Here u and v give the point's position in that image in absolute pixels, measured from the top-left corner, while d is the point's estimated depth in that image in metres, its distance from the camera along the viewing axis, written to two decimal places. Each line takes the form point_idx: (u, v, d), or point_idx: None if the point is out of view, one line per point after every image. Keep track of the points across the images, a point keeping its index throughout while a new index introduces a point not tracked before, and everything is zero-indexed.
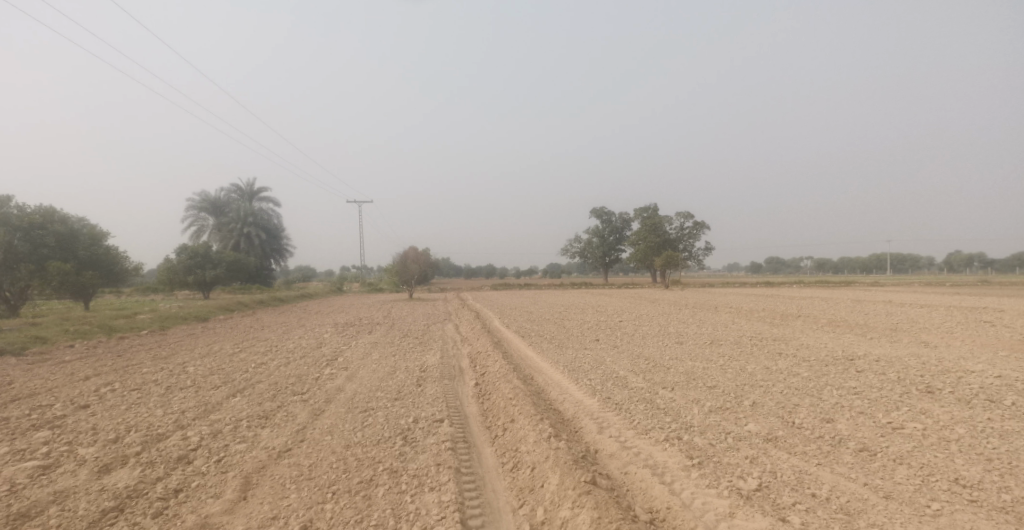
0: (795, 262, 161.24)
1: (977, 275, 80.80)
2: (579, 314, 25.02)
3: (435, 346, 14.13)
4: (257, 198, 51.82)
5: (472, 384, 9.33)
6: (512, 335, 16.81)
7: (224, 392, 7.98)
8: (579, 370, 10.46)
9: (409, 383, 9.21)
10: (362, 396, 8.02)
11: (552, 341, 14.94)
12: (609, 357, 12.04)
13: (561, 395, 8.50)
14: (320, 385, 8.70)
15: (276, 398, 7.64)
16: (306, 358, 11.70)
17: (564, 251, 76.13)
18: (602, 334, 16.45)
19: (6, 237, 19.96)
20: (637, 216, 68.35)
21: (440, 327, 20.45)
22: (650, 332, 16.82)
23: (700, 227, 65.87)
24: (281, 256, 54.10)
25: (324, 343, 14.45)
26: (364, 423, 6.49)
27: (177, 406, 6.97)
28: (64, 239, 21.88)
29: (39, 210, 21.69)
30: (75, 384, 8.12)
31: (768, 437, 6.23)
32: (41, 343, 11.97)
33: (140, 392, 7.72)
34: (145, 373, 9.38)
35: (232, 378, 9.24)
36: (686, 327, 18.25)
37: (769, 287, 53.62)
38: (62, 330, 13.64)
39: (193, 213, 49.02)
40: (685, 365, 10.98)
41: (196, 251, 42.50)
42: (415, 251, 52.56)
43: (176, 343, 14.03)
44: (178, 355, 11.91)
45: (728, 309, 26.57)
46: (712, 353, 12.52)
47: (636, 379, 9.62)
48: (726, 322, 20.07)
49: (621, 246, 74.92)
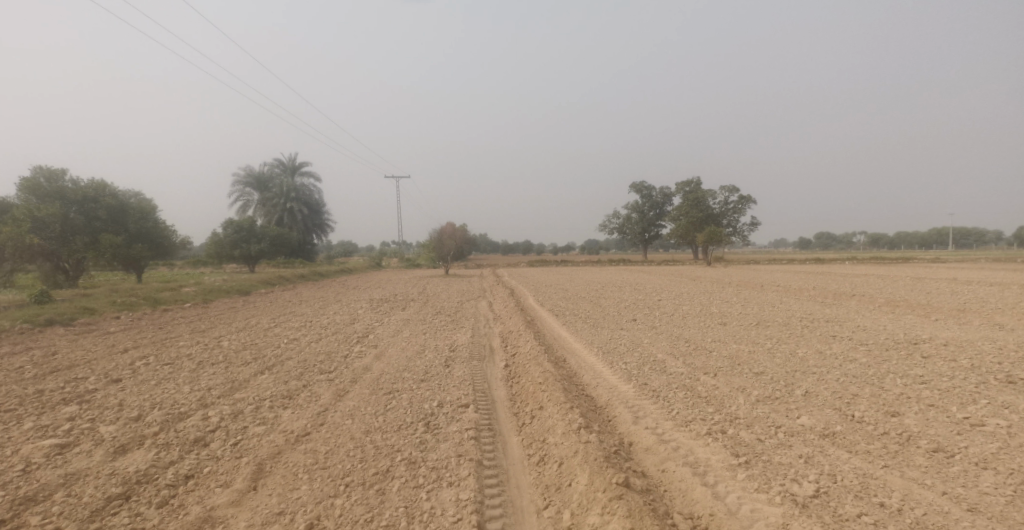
0: (848, 238, 152.53)
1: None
2: (616, 292, 24.26)
3: (466, 324, 13.90)
4: (299, 173, 52.89)
5: (501, 366, 9.00)
6: (545, 313, 16.40)
7: (252, 369, 7.95)
8: (614, 352, 9.94)
9: (437, 363, 8.97)
10: (388, 377, 7.83)
11: (586, 320, 14.42)
12: (647, 338, 11.43)
13: (594, 379, 8.03)
14: (347, 364, 8.58)
15: (302, 377, 7.52)
16: (337, 335, 11.69)
17: (602, 226, 74.62)
18: (639, 313, 15.78)
19: (62, 210, 20.96)
20: (680, 190, 65.98)
21: (473, 303, 20.26)
22: (691, 312, 16.02)
23: (746, 202, 62.96)
24: (322, 232, 55.33)
25: (357, 320, 14.48)
26: (387, 407, 6.25)
27: (204, 383, 6.95)
28: (115, 213, 22.82)
29: (91, 185, 22.61)
30: (113, 357, 8.28)
31: (826, 432, 5.57)
32: (90, 314, 12.45)
33: (172, 367, 7.77)
34: (181, 347, 9.53)
35: (263, 354, 9.26)
36: (730, 306, 17.31)
37: (820, 264, 50.85)
38: (110, 302, 14.18)
39: (238, 189, 50.56)
40: (729, 348, 10.26)
41: (242, 226, 43.96)
42: (452, 227, 52.68)
43: (215, 316, 14.36)
44: (215, 329, 12.14)
45: (775, 287, 25.20)
46: (758, 336, 11.70)
47: (674, 363, 9.03)
48: (774, 301, 18.94)
49: (661, 222, 72.66)
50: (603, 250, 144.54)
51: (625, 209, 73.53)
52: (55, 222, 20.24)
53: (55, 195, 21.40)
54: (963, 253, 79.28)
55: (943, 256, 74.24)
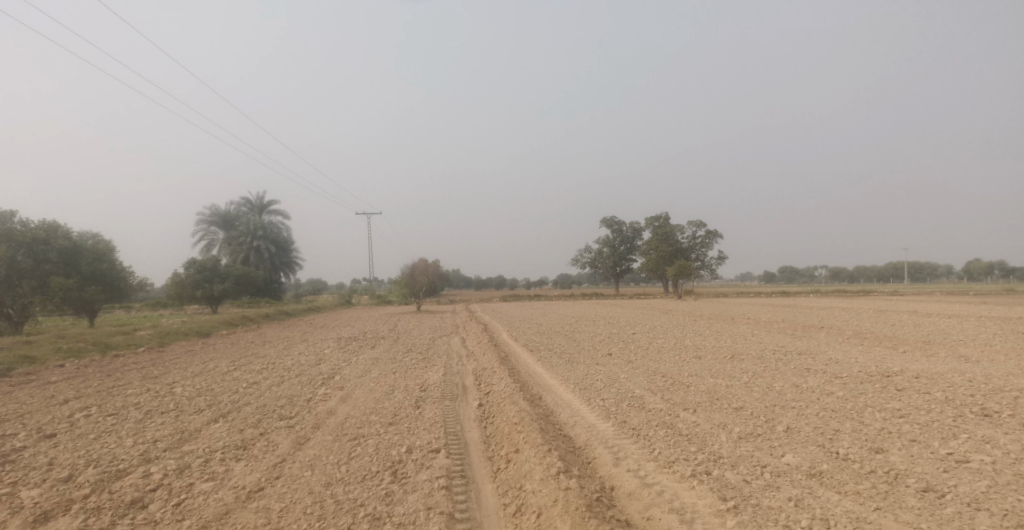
0: (809, 271, 158.41)
1: (995, 285, 78.95)
2: (591, 326, 24.14)
3: (439, 363, 13.45)
4: (267, 210, 51.89)
5: (475, 406, 8.61)
6: (520, 349, 16.07)
7: (205, 417, 7.34)
8: (591, 389, 9.68)
9: (407, 404, 8.53)
10: (354, 421, 7.36)
11: (562, 356, 14.16)
12: (624, 374, 11.24)
13: (572, 418, 7.74)
14: (310, 408, 8.05)
15: (260, 425, 6.96)
16: (302, 377, 11.08)
17: (574, 262, 75.33)
18: (615, 348, 15.62)
19: (7, 251, 19.77)
20: (649, 226, 67.59)
21: (446, 340, 19.76)
22: (666, 346, 15.97)
23: (713, 237, 64.85)
24: (290, 269, 53.87)
25: (324, 360, 13.83)
26: (351, 454, 5.80)
27: (149, 434, 6.30)
28: (67, 255, 21.55)
29: (42, 225, 21.40)
30: (48, 409, 7.52)
31: (813, 473, 5.41)
32: (29, 362, 11.50)
33: (114, 418, 7.09)
34: (128, 395, 8.80)
35: (219, 400, 8.63)
36: (704, 340, 17.35)
37: (786, 297, 52.26)
38: (54, 349, 13.19)
39: (203, 226, 49.07)
40: (706, 383, 10.14)
41: (205, 264, 42.44)
42: (425, 264, 52.20)
43: (171, 361, 13.49)
44: (169, 374, 11.36)
45: (745, 320, 25.56)
46: (734, 369, 11.66)
47: (653, 399, 8.83)
48: (746, 334, 19.13)
49: (632, 256, 73.90)
50: (576, 285, 145.52)
51: (597, 244, 74.61)
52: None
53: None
54: (916, 285, 83.23)
55: (900, 287, 77.47)
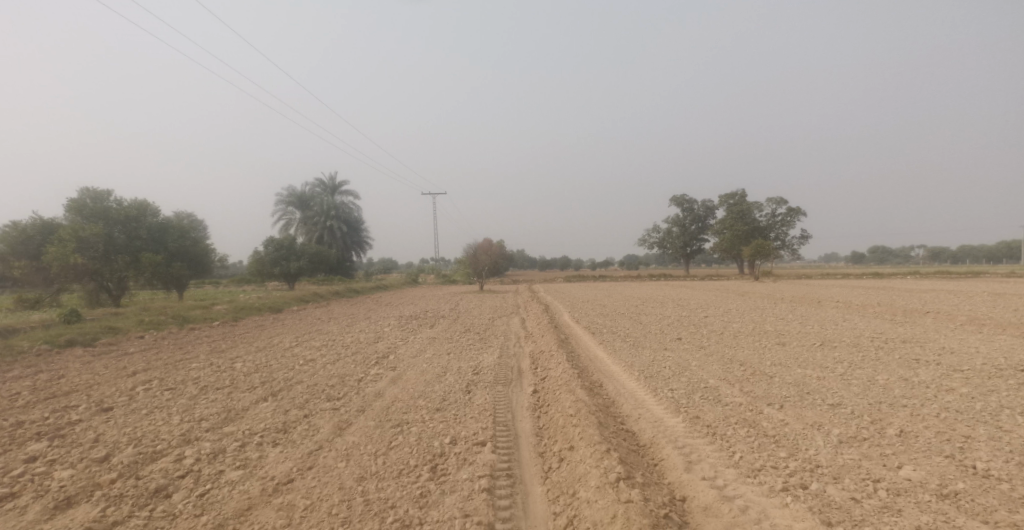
0: (907, 250, 143.02)
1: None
2: (658, 308, 22.76)
3: (495, 344, 12.98)
4: (340, 192, 53.99)
5: (529, 393, 7.99)
6: (581, 331, 15.25)
7: (255, 396, 7.27)
8: (657, 378, 8.73)
9: (457, 388, 8.05)
10: (400, 405, 6.99)
11: (626, 340, 13.20)
12: (695, 361, 10.14)
13: (635, 411, 6.89)
14: (358, 390, 7.80)
15: (305, 406, 6.75)
16: (356, 355, 11.00)
17: (641, 241, 72.43)
18: (685, 332, 14.41)
19: (106, 230, 21.57)
20: (723, 203, 63.43)
21: (505, 321, 19.30)
22: (743, 331, 14.51)
23: (795, 214, 59.71)
24: (360, 249, 55.90)
25: (382, 338, 13.84)
26: (391, 444, 5.36)
27: (198, 413, 6.29)
28: (155, 233, 23.63)
29: (134, 204, 23.32)
30: (116, 382, 7.81)
31: (946, 493, 4.26)
32: (113, 333, 12.32)
33: (171, 393, 7.19)
34: (191, 370, 9.03)
35: (273, 377, 8.62)
36: (786, 325, 15.64)
37: (880, 280, 47.27)
38: (138, 321, 14.12)
39: (281, 207, 51.83)
40: (793, 374, 8.84)
41: (283, 244, 44.92)
42: (487, 245, 52.20)
43: (239, 335, 14.03)
44: (235, 349, 11.72)
45: (835, 304, 23.04)
46: (825, 359, 10.20)
47: (730, 391, 7.76)
48: (836, 319, 17.08)
49: (703, 235, 69.89)
50: (642, 265, 140.95)
51: (665, 223, 71.20)
52: (98, 241, 20.83)
53: (100, 215, 22.05)
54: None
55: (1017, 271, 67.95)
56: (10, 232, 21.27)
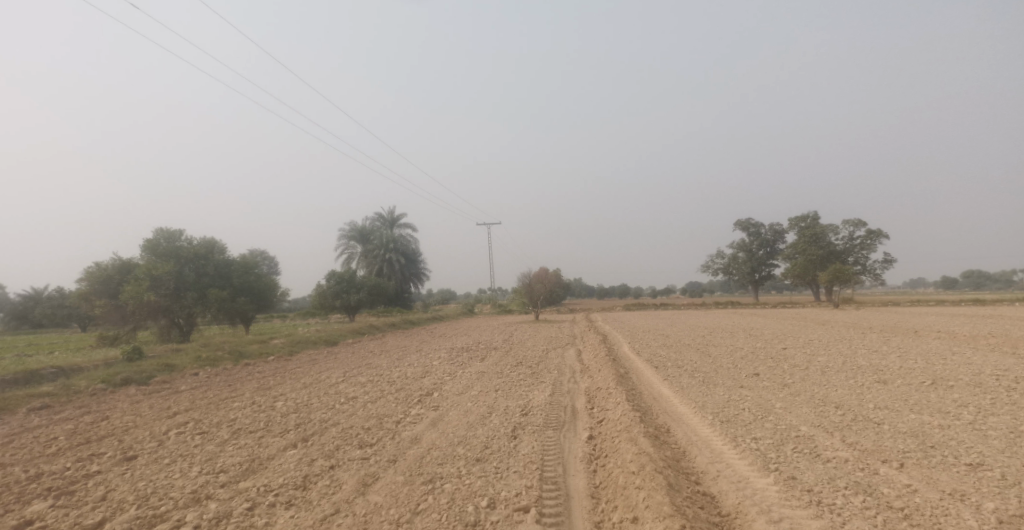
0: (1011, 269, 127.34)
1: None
2: (728, 339, 20.78)
3: (547, 380, 12.00)
4: (398, 226, 55.53)
5: (584, 441, 6.93)
6: (643, 366, 13.94)
7: (285, 441, 6.83)
8: (735, 423, 7.41)
9: (502, 433, 7.17)
10: (437, 454, 6.22)
11: (694, 376, 11.79)
12: (779, 402, 8.68)
13: (712, 468, 5.68)
14: (393, 435, 7.14)
15: (333, 455, 6.17)
16: (399, 393, 10.42)
17: (704, 267, 68.82)
18: (762, 367, 12.73)
19: (177, 267, 22.93)
20: (793, 225, 59.25)
21: (559, 353, 18.20)
22: (833, 365, 12.62)
23: (877, 234, 54.58)
24: (419, 281, 56.92)
25: (429, 373, 13.25)
26: (417, 509, 4.56)
27: (220, 463, 5.98)
28: (221, 269, 24.92)
29: (202, 243, 24.79)
30: (153, 424, 7.94)
31: None
32: (168, 371, 12.93)
33: (201, 438, 7.06)
34: (231, 410, 8.87)
35: (309, 418, 8.19)
36: (885, 357, 13.51)
37: (984, 305, 41.76)
38: (196, 357, 14.59)
39: (343, 242, 53.81)
40: (908, 420, 7.20)
41: (343, 277, 46.40)
42: (542, 274, 51.40)
43: (290, 370, 14.06)
44: (281, 386, 11.54)
45: (938, 332, 20.10)
46: (943, 401, 8.37)
47: (830, 441, 6.36)
48: (946, 350, 14.63)
49: (773, 259, 65.41)
50: (705, 291, 134.29)
51: (730, 247, 67.37)
52: (169, 278, 22.26)
53: (173, 254, 23.51)
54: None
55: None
56: (96, 272, 23.10)
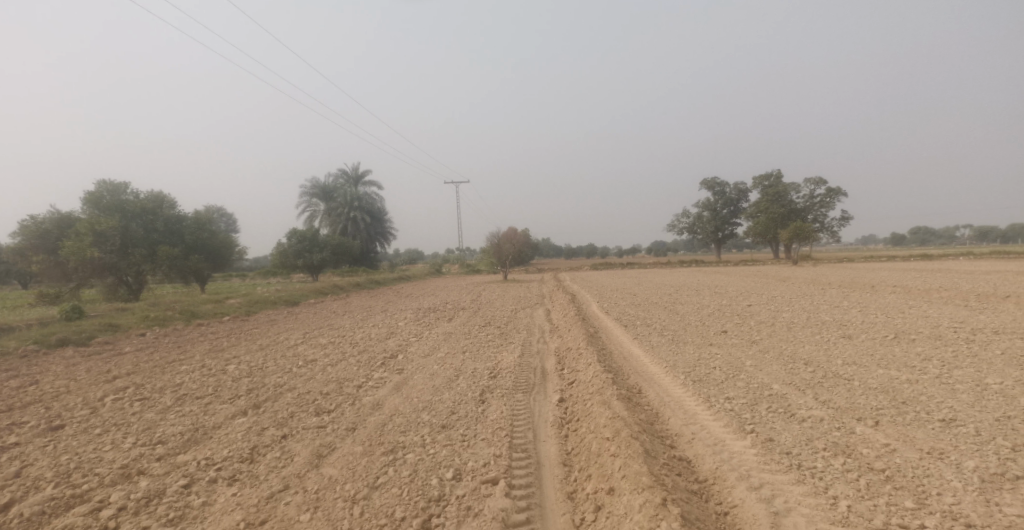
0: (951, 231, 135.06)
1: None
2: (695, 296, 21.04)
3: (517, 339, 11.73)
4: (362, 182, 53.41)
5: (557, 404, 6.66)
6: (613, 324, 13.86)
7: (234, 409, 6.28)
8: (708, 382, 7.31)
9: (470, 397, 6.83)
10: (401, 420, 5.82)
11: (664, 334, 11.75)
12: (750, 360, 8.66)
13: (688, 431, 5.50)
14: (354, 400, 6.68)
15: (286, 424, 5.68)
16: (363, 354, 9.93)
17: (671, 227, 69.74)
18: (730, 324, 12.83)
19: (122, 222, 21.30)
20: (758, 186, 60.30)
21: (529, 312, 18.00)
22: (798, 321, 12.82)
23: (836, 195, 56.20)
24: (385, 239, 55.54)
25: (395, 333, 12.78)
26: (376, 483, 4.17)
27: (159, 433, 5.41)
28: (171, 225, 23.33)
29: (150, 196, 23.04)
30: (87, 390, 7.23)
31: None
32: (111, 332, 12.00)
33: (140, 405, 6.44)
34: (176, 374, 8.20)
35: (263, 383, 7.64)
36: (845, 313, 13.85)
37: (930, 262, 43.97)
38: (142, 318, 13.62)
39: (305, 198, 51.54)
40: (876, 377, 7.25)
41: (306, 235, 44.62)
42: (511, 233, 50.89)
43: (246, 331, 13.31)
44: (235, 348, 10.85)
45: (891, 289, 20.92)
46: (906, 356, 8.51)
47: (803, 400, 6.30)
48: (901, 306, 15.13)
49: (737, 220, 66.81)
50: (671, 252, 136.93)
51: (697, 208, 68.29)
52: (114, 234, 20.69)
53: (115, 209, 21.78)
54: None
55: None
56: (29, 226, 21.19)
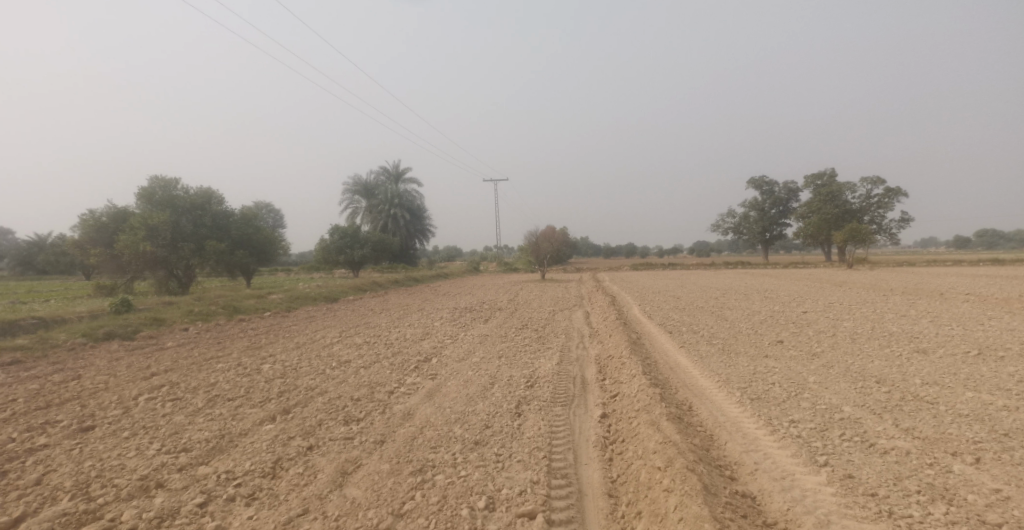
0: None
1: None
2: (743, 301, 19.88)
3: (554, 345, 11.22)
4: (402, 180, 54.09)
5: (598, 421, 6.13)
6: (656, 330, 13.12)
7: (262, 413, 6.08)
8: (767, 401, 6.59)
9: (505, 409, 6.39)
10: (431, 434, 5.45)
11: (713, 343, 10.94)
12: (812, 376, 7.84)
13: (749, 461, 4.86)
14: (384, 408, 6.37)
15: (313, 433, 5.43)
16: (396, 357, 9.69)
17: (715, 227, 67.12)
18: (785, 333, 11.87)
19: (173, 218, 22.14)
20: (810, 184, 57.24)
21: (566, 315, 17.45)
22: (863, 331, 11.73)
23: (895, 193, 52.62)
24: (424, 237, 56.07)
25: (430, 335, 12.52)
26: (400, 510, 3.80)
27: (185, 439, 5.26)
28: (219, 220, 24.08)
29: (200, 193, 23.85)
30: (125, 387, 7.26)
31: None
32: (156, 326, 12.32)
33: (172, 406, 6.36)
34: (211, 373, 8.17)
35: (294, 385, 7.47)
36: (917, 323, 12.59)
37: (1004, 267, 40.36)
38: (187, 312, 13.96)
39: (347, 196, 52.62)
40: (967, 400, 6.34)
41: (347, 232, 45.47)
42: (548, 231, 50.28)
43: (284, 328, 13.40)
44: (272, 345, 10.87)
45: (965, 296, 19.09)
46: (999, 376, 7.47)
47: (884, 427, 5.50)
48: (981, 316, 13.65)
49: (786, 219, 63.66)
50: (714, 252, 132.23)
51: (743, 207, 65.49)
52: (166, 229, 21.52)
53: (168, 204, 22.64)
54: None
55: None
56: (89, 220, 22.34)
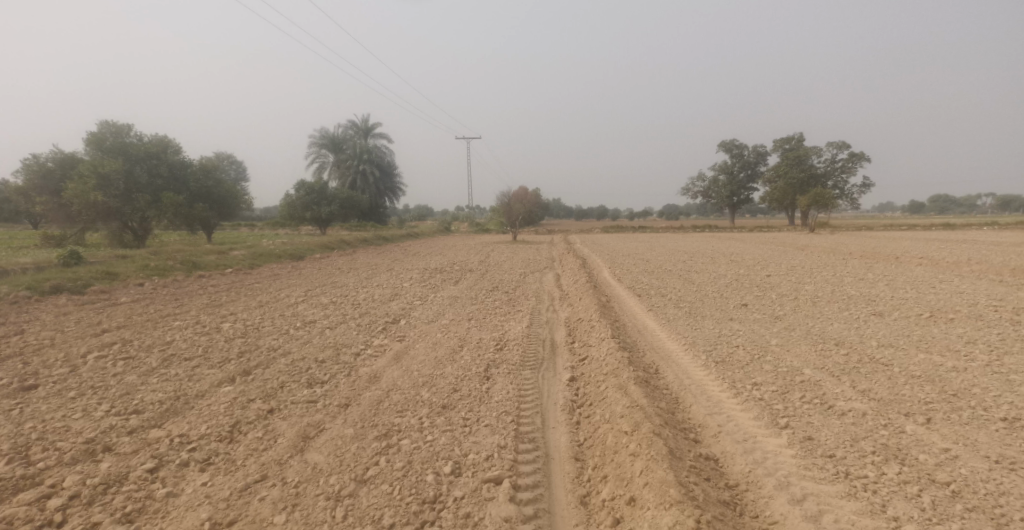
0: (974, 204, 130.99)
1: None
2: (710, 265, 20.29)
3: (525, 307, 11.19)
4: (371, 133, 52.08)
5: (567, 385, 6.14)
6: (626, 293, 13.25)
7: (220, 375, 5.83)
8: (732, 365, 6.74)
9: (474, 373, 6.33)
10: (398, 398, 5.34)
11: (681, 306, 11.13)
12: (775, 339, 8.06)
13: (713, 424, 4.96)
14: (349, 371, 6.20)
15: (275, 396, 5.24)
16: (363, 318, 9.48)
17: (686, 191, 67.86)
18: (750, 297, 12.17)
19: (126, 166, 20.76)
20: (778, 148, 58.12)
21: (538, 277, 17.44)
22: (823, 295, 12.13)
23: (858, 160, 54.07)
24: (394, 194, 54.71)
25: (399, 295, 12.30)
26: (365, 476, 3.71)
27: (136, 400, 4.99)
28: (177, 170, 22.73)
29: (155, 140, 22.34)
30: (71, 344, 6.84)
31: None
32: (108, 280, 11.67)
33: (124, 365, 6.04)
34: (167, 331, 7.79)
35: (255, 345, 7.20)
36: (873, 287, 13.10)
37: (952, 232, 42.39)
38: (142, 266, 13.25)
39: (313, 149, 50.45)
40: (919, 362, 6.63)
41: (313, 187, 43.82)
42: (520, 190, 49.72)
43: (247, 285, 12.91)
44: (233, 303, 10.46)
45: (917, 260, 19.97)
46: (948, 338, 7.84)
47: (841, 389, 5.70)
48: (932, 280, 14.29)
49: (754, 184, 64.84)
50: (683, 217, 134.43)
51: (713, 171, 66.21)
52: (118, 178, 20.19)
53: (119, 151, 21.13)
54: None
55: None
56: (31, 165, 20.71)
